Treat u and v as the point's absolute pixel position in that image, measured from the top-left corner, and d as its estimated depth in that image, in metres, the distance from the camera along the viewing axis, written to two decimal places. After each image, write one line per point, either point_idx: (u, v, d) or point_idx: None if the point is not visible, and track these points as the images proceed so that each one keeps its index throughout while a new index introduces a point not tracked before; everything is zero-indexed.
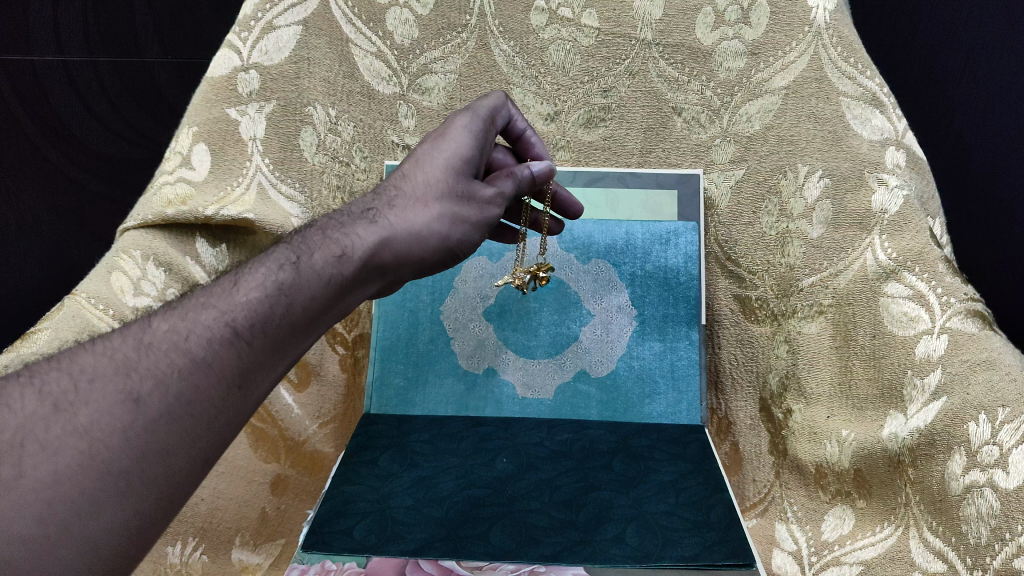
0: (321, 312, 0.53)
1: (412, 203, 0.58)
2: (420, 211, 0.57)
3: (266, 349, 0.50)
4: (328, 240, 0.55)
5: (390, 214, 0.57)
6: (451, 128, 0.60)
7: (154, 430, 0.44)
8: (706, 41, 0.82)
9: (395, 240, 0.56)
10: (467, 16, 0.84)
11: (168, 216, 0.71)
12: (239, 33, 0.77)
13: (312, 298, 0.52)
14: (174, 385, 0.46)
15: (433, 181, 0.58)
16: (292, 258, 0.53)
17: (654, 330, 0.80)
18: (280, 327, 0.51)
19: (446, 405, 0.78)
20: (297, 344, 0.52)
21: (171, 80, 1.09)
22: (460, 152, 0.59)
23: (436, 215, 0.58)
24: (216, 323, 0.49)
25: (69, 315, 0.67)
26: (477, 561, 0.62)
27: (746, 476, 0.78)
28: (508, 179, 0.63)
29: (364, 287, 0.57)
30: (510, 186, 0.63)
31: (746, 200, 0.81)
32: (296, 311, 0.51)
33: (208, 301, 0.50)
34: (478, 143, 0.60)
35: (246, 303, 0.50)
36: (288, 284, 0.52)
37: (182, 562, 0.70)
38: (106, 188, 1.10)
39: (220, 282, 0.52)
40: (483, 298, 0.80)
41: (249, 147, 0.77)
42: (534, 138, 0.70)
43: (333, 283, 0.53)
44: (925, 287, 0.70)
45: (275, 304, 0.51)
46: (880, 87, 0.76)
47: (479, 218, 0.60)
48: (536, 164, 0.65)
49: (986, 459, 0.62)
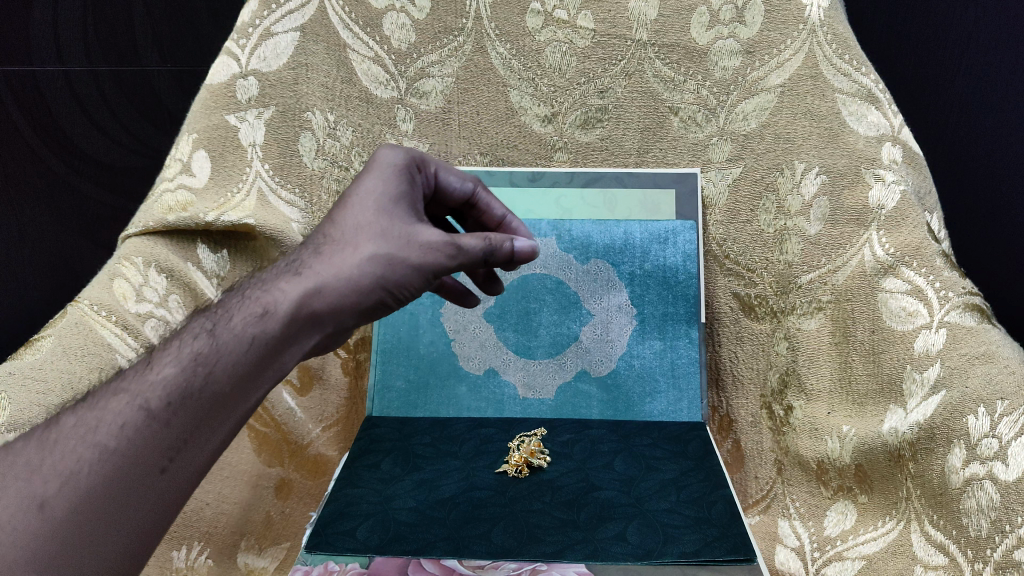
0: (250, 374, 0.48)
1: (341, 251, 0.52)
2: (348, 256, 0.52)
3: (189, 425, 0.46)
4: (249, 300, 0.50)
5: (316, 263, 0.51)
6: (376, 165, 0.56)
7: (66, 530, 0.41)
8: (701, 41, 0.82)
9: (326, 291, 0.50)
10: (463, 19, 0.84)
11: (169, 223, 0.72)
12: (237, 40, 0.79)
13: (234, 362, 0.48)
14: (83, 480, 0.43)
15: (363, 224, 0.53)
16: (209, 326, 0.49)
17: (654, 329, 0.80)
18: (202, 399, 0.46)
19: (450, 407, 0.79)
20: (233, 411, 0.48)
21: (171, 89, 1.11)
22: (391, 193, 0.54)
23: (370, 258, 0.52)
24: (127, 407, 0.45)
25: (71, 323, 0.65)
26: (480, 561, 0.63)
27: (749, 474, 0.78)
28: (480, 235, 0.55)
29: (301, 341, 0.51)
30: (478, 240, 0.55)
31: (744, 197, 0.81)
32: (217, 379, 0.47)
33: (121, 386, 0.47)
34: (404, 184, 0.56)
35: (161, 380, 0.46)
36: (205, 353, 0.48)
37: (187, 566, 0.69)
38: (107, 197, 1.12)
39: (138, 364, 0.49)
40: (482, 301, 0.81)
41: (249, 153, 0.78)
42: (517, 224, 0.65)
43: (257, 344, 0.48)
44: (922, 281, 0.70)
45: (192, 374, 0.47)
46: (875, 84, 0.77)
47: (424, 260, 0.53)
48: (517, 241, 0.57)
49: (986, 451, 0.61)
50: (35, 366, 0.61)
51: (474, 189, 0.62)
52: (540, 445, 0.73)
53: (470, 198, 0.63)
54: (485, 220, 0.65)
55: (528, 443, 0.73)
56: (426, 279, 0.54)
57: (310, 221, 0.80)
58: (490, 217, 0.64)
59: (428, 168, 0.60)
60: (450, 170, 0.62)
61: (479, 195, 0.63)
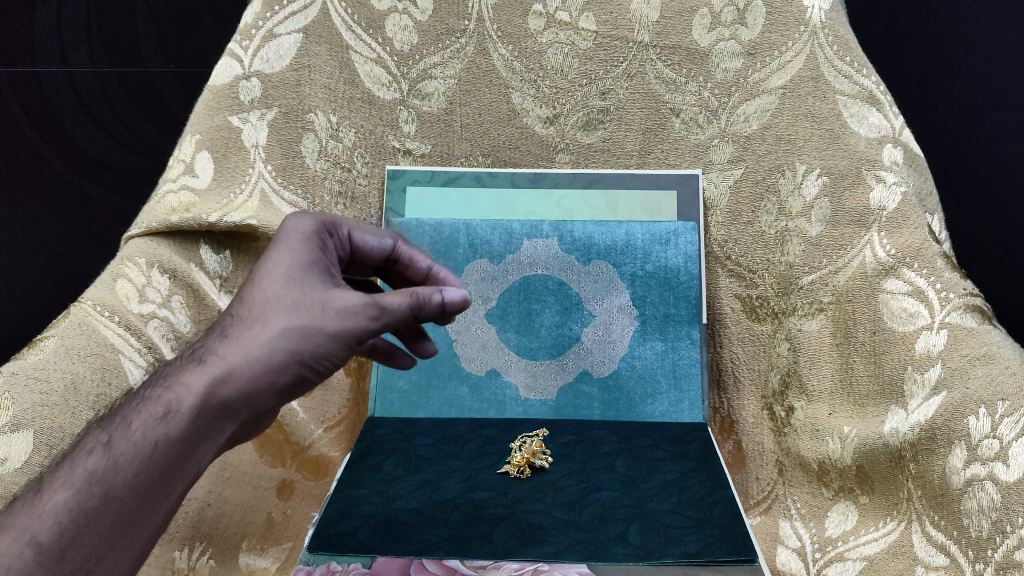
0: (156, 481, 0.49)
1: (249, 330, 0.51)
2: (257, 334, 0.51)
3: (91, 547, 0.46)
4: (149, 402, 0.50)
5: (222, 350, 0.51)
6: (285, 235, 0.55)
7: None
8: (703, 43, 0.83)
9: (233, 377, 0.50)
10: (465, 21, 0.84)
11: (172, 223, 0.72)
12: (240, 42, 0.79)
13: (135, 474, 0.48)
14: None
15: (272, 299, 0.52)
16: (105, 439, 0.49)
17: (656, 330, 0.80)
18: (103, 519, 0.47)
19: (451, 408, 0.80)
20: (139, 522, 0.48)
21: (174, 90, 1.11)
22: (301, 262, 0.53)
23: (281, 335, 0.51)
24: (17, 542, 0.45)
25: (74, 323, 0.64)
26: (482, 561, 0.63)
27: (749, 475, 0.79)
28: (403, 291, 0.54)
29: (211, 434, 0.51)
30: (401, 297, 0.53)
31: (745, 199, 0.82)
32: (117, 494, 0.47)
33: (9, 518, 0.46)
34: (316, 251, 0.55)
35: (55, 509, 0.46)
36: (103, 471, 0.48)
37: (188, 567, 0.66)
38: (111, 198, 1.13)
39: (31, 488, 0.48)
40: (484, 302, 0.82)
41: (253, 155, 0.78)
42: (444, 274, 0.63)
43: (159, 450, 0.48)
44: (923, 282, 0.69)
45: (90, 496, 0.47)
46: (876, 85, 0.77)
47: (341, 327, 0.52)
48: (447, 291, 0.55)
49: (986, 452, 0.60)
50: (37, 367, 0.59)
51: (394, 245, 0.62)
52: (542, 446, 0.73)
53: (391, 255, 0.62)
54: (411, 275, 0.64)
55: (529, 444, 0.73)
56: (345, 348, 0.53)
57: None
58: (415, 271, 0.63)
59: (341, 230, 0.59)
60: (367, 228, 0.60)
61: (400, 250, 0.62)
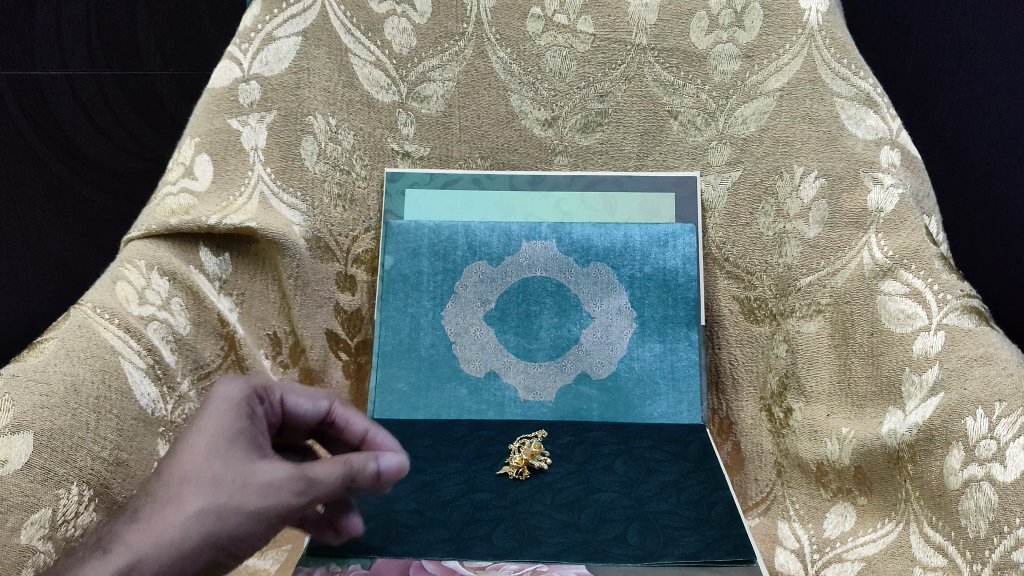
0: None
1: (156, 515, 0.40)
2: (163, 523, 0.40)
3: None
4: None
5: (123, 540, 0.40)
6: (207, 403, 0.45)
7: None
8: (701, 45, 0.83)
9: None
10: (464, 24, 0.85)
11: (172, 225, 0.72)
12: (240, 45, 0.80)
13: None
14: None
15: (186, 482, 0.41)
16: None
17: (654, 331, 0.81)
18: None
19: (450, 409, 0.80)
20: None
21: (174, 93, 1.12)
22: (224, 434, 0.43)
23: (190, 523, 0.40)
24: None
25: (74, 325, 0.64)
26: (481, 562, 0.63)
27: (749, 476, 0.79)
28: (338, 458, 0.42)
29: None
30: (335, 467, 0.42)
31: (743, 200, 0.82)
32: None
33: None
34: (242, 421, 0.44)
35: None
36: None
37: None
38: (111, 201, 1.14)
39: None
40: (483, 304, 0.82)
41: (252, 157, 0.78)
42: (383, 437, 0.50)
43: None
44: (921, 283, 0.70)
45: None
46: (873, 87, 0.77)
47: (263, 505, 0.41)
48: (381, 455, 0.43)
49: (983, 453, 0.60)
50: (37, 369, 0.59)
51: (329, 405, 0.50)
52: (540, 448, 0.73)
53: (325, 419, 0.50)
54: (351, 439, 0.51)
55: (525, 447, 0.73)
56: (270, 528, 0.41)
57: (312, 225, 0.80)
58: (352, 434, 0.51)
59: (274, 393, 0.48)
60: (302, 389, 0.50)
61: (338, 410, 0.50)
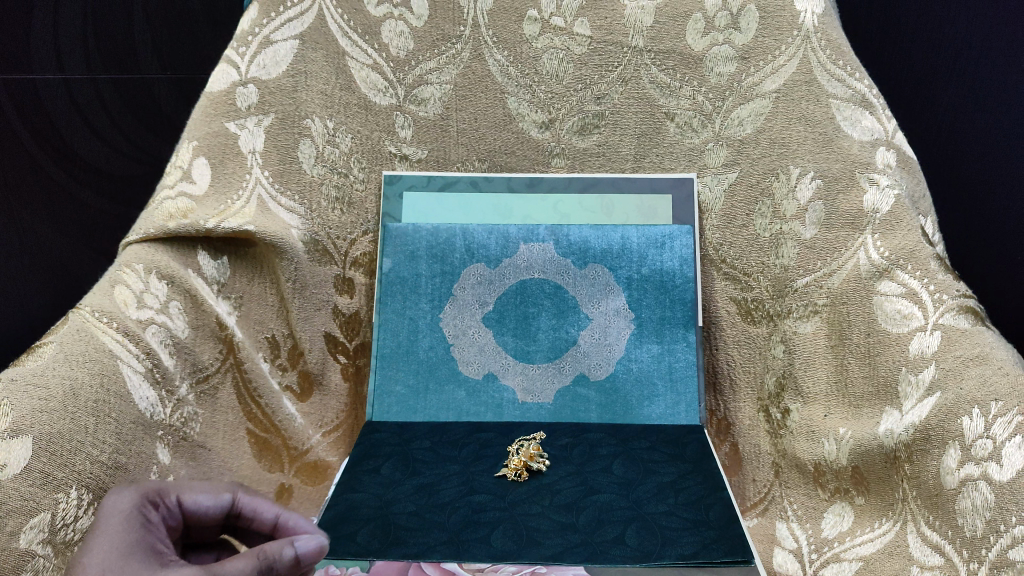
0: None
1: None
2: None
3: None
4: None
5: None
6: (102, 520, 0.49)
7: None
8: (697, 47, 0.83)
9: None
10: (461, 26, 0.85)
11: (170, 229, 0.73)
12: (237, 49, 0.80)
13: None
14: None
15: None
16: None
17: (652, 332, 0.81)
18: None
19: (449, 411, 0.80)
20: None
21: (171, 97, 1.11)
22: (122, 548, 0.47)
23: None
24: None
25: (72, 329, 0.64)
26: (480, 564, 0.63)
27: (746, 476, 0.80)
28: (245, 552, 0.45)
29: None
30: (245, 559, 0.45)
31: (739, 202, 0.82)
32: None
33: None
34: (138, 529, 0.48)
35: None
36: None
37: None
38: (108, 205, 1.14)
39: None
40: (481, 305, 0.82)
41: (249, 160, 0.78)
42: (294, 520, 0.54)
43: None
44: (917, 284, 0.70)
45: None
46: (868, 89, 0.78)
47: None
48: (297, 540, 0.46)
49: (980, 452, 0.60)
50: (36, 373, 0.59)
51: (232, 497, 0.53)
52: (539, 451, 0.73)
53: (231, 510, 0.54)
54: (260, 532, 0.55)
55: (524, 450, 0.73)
56: None
57: (310, 228, 0.80)
58: (262, 525, 0.54)
59: (170, 498, 0.52)
60: (199, 488, 0.54)
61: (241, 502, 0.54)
